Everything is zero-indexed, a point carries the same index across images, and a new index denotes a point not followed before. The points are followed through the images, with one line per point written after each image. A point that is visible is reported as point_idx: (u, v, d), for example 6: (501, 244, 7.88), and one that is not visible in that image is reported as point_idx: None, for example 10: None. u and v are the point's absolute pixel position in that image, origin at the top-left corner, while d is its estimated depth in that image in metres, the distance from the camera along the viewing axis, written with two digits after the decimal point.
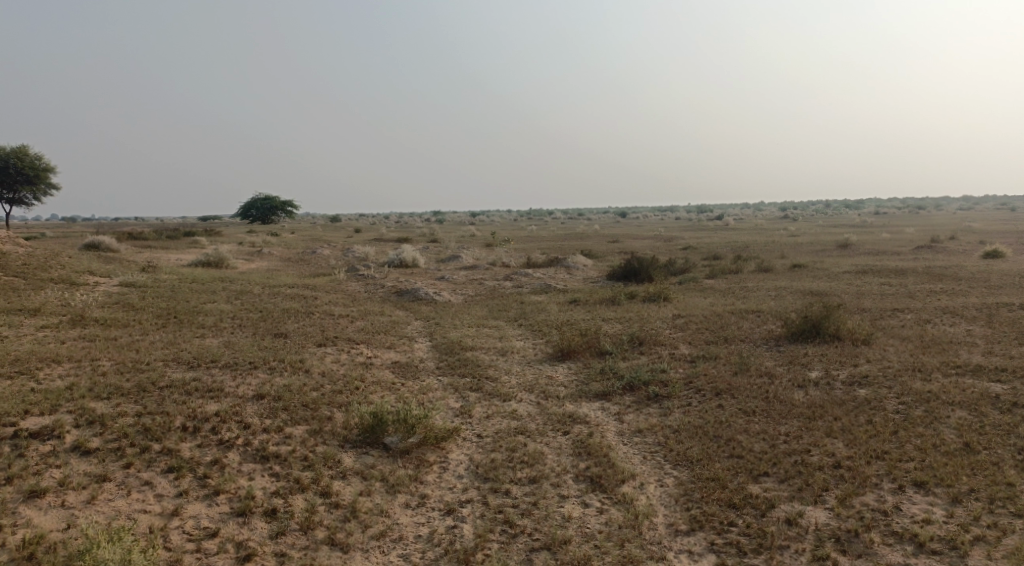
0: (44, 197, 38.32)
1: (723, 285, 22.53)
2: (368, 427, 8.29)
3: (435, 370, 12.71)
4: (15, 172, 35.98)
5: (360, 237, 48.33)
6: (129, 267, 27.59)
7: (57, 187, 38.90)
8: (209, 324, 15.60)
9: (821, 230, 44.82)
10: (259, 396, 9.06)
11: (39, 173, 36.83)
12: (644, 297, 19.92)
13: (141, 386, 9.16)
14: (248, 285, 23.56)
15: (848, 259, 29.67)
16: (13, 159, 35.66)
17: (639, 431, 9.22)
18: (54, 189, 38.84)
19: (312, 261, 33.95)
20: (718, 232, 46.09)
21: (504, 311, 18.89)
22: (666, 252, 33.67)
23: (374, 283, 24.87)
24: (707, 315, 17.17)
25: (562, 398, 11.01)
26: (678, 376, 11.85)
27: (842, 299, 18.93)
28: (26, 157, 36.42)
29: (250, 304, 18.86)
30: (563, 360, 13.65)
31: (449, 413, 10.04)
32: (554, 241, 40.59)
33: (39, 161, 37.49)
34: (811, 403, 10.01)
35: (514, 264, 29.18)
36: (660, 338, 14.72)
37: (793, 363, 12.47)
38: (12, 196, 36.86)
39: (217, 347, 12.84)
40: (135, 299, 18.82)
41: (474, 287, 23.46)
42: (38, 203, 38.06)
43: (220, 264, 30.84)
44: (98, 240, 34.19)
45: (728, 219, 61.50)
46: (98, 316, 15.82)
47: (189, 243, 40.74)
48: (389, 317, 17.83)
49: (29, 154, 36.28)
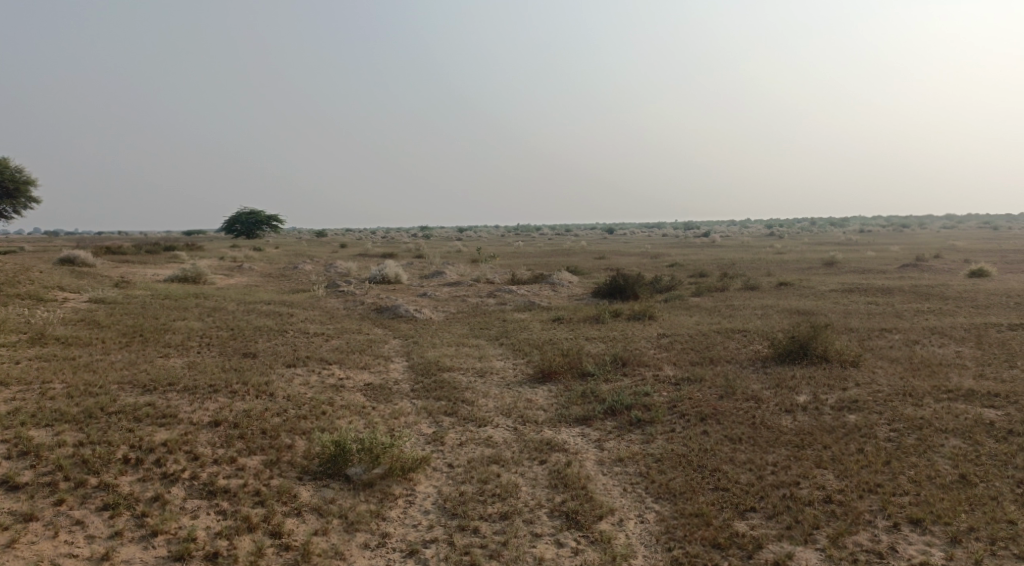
0: (24, 211, 37.57)
1: (709, 304, 22.16)
2: (330, 456, 7.75)
3: (410, 392, 12.18)
4: None
5: (344, 252, 47.82)
6: (104, 282, 26.92)
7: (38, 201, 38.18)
8: (177, 343, 15.00)
9: (806, 248, 44.74)
10: (216, 422, 8.51)
11: (19, 186, 36.05)
12: (628, 315, 19.49)
13: (89, 411, 8.59)
14: (224, 301, 22.94)
15: (834, 278, 29.42)
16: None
17: (619, 459, 8.73)
18: (36, 203, 38.11)
19: (294, 276, 33.34)
20: (705, 249, 45.90)
21: (485, 329, 18.39)
22: (651, 269, 33.33)
23: (354, 300, 24.31)
24: (692, 335, 16.75)
25: (540, 423, 10.51)
26: (662, 399, 11.38)
27: (829, 319, 18.59)
28: (6, 170, 35.72)
29: (223, 321, 18.24)
30: (543, 381, 13.16)
31: (420, 440, 9.52)
32: (541, 258, 40.22)
33: (20, 174, 36.78)
34: (799, 430, 9.56)
35: (498, 280, 28.71)
36: (644, 358, 14.26)
37: (780, 386, 12.05)
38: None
39: (180, 368, 12.25)
40: (104, 316, 18.18)
41: (455, 304, 22.96)
42: (18, 216, 37.24)
43: (199, 279, 30.18)
44: (74, 255, 33.45)
45: (713, 237, 61.44)
46: (61, 334, 15.16)
47: (169, 258, 39.99)
48: (366, 336, 17.30)
49: (10, 166, 35.54)
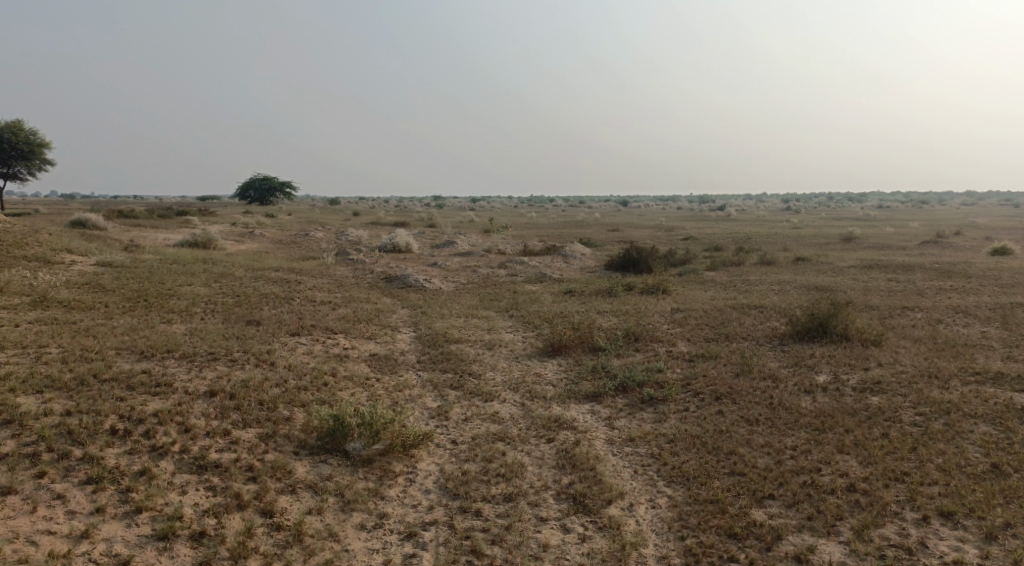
0: (40, 173, 37.33)
1: (724, 279, 21.65)
2: (328, 431, 7.43)
3: (416, 364, 11.85)
4: (9, 147, 34.95)
5: (356, 220, 47.49)
6: (113, 246, 26.72)
7: (53, 163, 37.93)
8: (180, 309, 14.72)
9: (823, 223, 43.92)
10: (211, 392, 8.21)
11: (33, 148, 35.80)
12: (642, 289, 19.04)
13: (81, 378, 8.30)
14: (232, 267, 22.63)
15: (852, 253, 28.76)
16: (8, 133, 34.68)
17: (630, 440, 8.37)
18: (50, 165, 37.88)
19: (304, 243, 33.04)
20: (721, 222, 45.17)
21: (496, 300, 18.02)
22: (665, 243, 32.77)
23: (363, 268, 23.97)
24: (707, 310, 16.31)
25: (549, 399, 10.15)
26: (676, 377, 10.98)
27: (848, 296, 18.07)
28: (21, 132, 35.45)
29: (229, 287, 17.95)
30: (553, 355, 12.78)
31: (424, 415, 9.19)
32: (554, 229, 39.73)
33: (34, 136, 36.49)
34: (820, 412, 9.14)
35: (510, 251, 28.26)
36: (657, 334, 13.84)
37: (798, 365, 11.61)
38: (7, 171, 35.88)
39: (181, 335, 11.95)
40: (110, 280, 17.93)
41: (466, 274, 22.56)
42: (33, 178, 37.03)
43: (209, 245, 29.91)
44: (85, 217, 33.26)
45: (729, 210, 60.64)
46: (64, 297, 14.90)
47: (181, 223, 39.79)
48: (374, 305, 16.97)
49: (25, 128, 35.29)
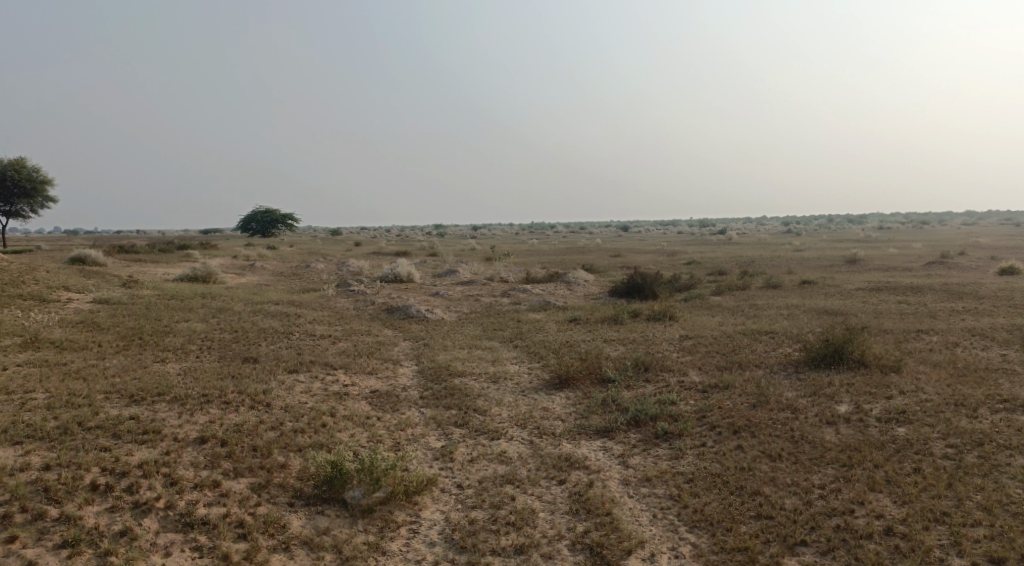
0: (42, 210, 37.17)
1: (731, 303, 21.21)
2: (325, 478, 6.98)
3: (418, 400, 11.38)
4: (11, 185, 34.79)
5: (358, 250, 47.23)
6: (111, 282, 26.37)
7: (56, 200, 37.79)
8: (176, 347, 14.30)
9: (827, 245, 43.52)
10: (202, 439, 7.78)
11: (36, 186, 35.66)
12: (648, 316, 18.59)
13: (64, 426, 7.87)
14: (230, 302, 22.23)
15: (859, 275, 28.32)
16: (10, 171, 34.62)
17: (646, 479, 7.90)
18: (53, 203, 37.76)
19: (305, 275, 32.72)
20: (724, 246, 44.85)
21: (500, 330, 17.60)
22: (669, 267, 32.40)
23: (364, 300, 23.57)
24: (717, 337, 15.85)
25: (558, 435, 9.67)
26: (690, 409, 10.50)
27: (860, 319, 17.61)
28: (23, 169, 35.37)
29: (227, 323, 17.55)
30: (561, 388, 12.30)
31: (427, 456, 8.73)
32: (557, 255, 39.39)
33: (37, 174, 36.41)
34: (845, 445, 8.66)
35: (513, 279, 27.86)
36: (667, 363, 13.37)
37: (817, 394, 11.14)
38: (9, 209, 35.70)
39: (174, 375, 11.52)
40: (105, 318, 17.55)
41: (468, 304, 22.14)
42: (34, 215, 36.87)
43: (208, 279, 29.55)
44: (84, 254, 32.98)
45: (730, 234, 60.49)
46: (56, 337, 14.49)
47: (181, 257, 39.49)
48: (374, 338, 16.52)
49: (27, 165, 35.18)
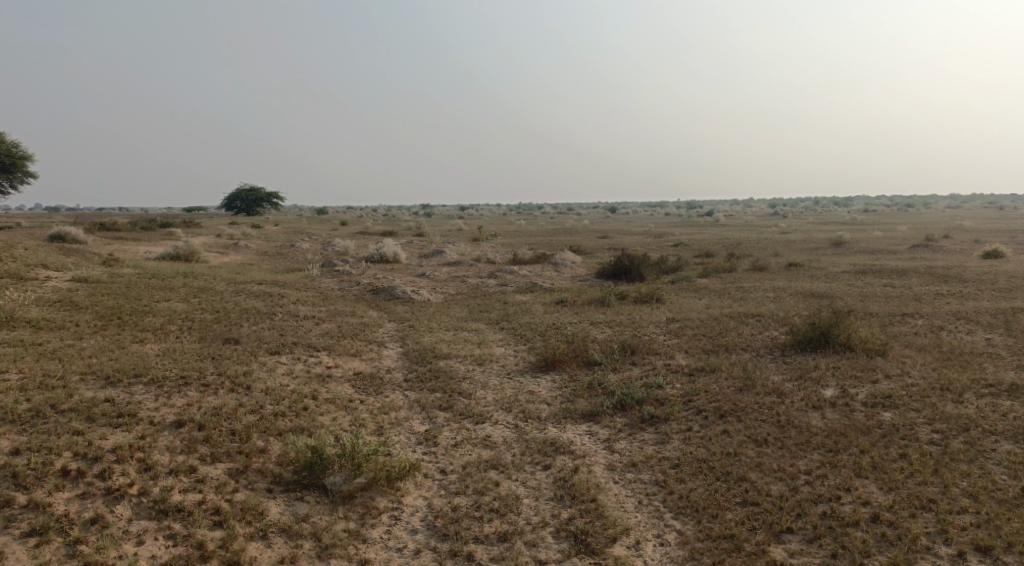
0: (22, 186, 36.49)
1: (718, 286, 21.16)
2: (305, 463, 6.83)
3: (402, 383, 11.22)
4: None
5: (345, 230, 46.80)
6: (92, 260, 25.96)
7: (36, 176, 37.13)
8: (156, 327, 14.05)
9: (813, 228, 43.61)
10: (178, 423, 7.60)
11: (15, 162, 34.99)
12: (635, 298, 18.50)
13: (37, 409, 7.66)
14: (213, 281, 21.93)
15: (845, 258, 28.36)
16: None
17: (632, 465, 7.82)
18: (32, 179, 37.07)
19: (290, 255, 32.38)
20: (711, 228, 44.80)
21: (485, 312, 17.44)
22: (656, 249, 32.32)
23: (349, 280, 23.33)
24: (704, 319, 15.78)
25: (543, 419, 9.56)
26: (676, 393, 10.42)
27: (847, 303, 17.60)
28: (2, 145, 34.67)
29: (209, 303, 17.29)
30: (547, 371, 12.18)
31: (410, 440, 8.59)
32: (544, 236, 39.20)
33: (16, 149, 35.72)
34: (831, 430, 8.62)
35: (500, 260, 27.69)
36: (654, 346, 13.29)
37: (804, 378, 11.09)
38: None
39: (153, 357, 11.29)
40: (84, 297, 17.23)
41: (454, 284, 21.96)
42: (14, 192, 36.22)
43: (191, 258, 29.17)
44: (65, 232, 32.45)
45: (718, 216, 60.55)
46: (33, 317, 14.20)
47: (164, 235, 38.98)
48: (359, 319, 16.33)
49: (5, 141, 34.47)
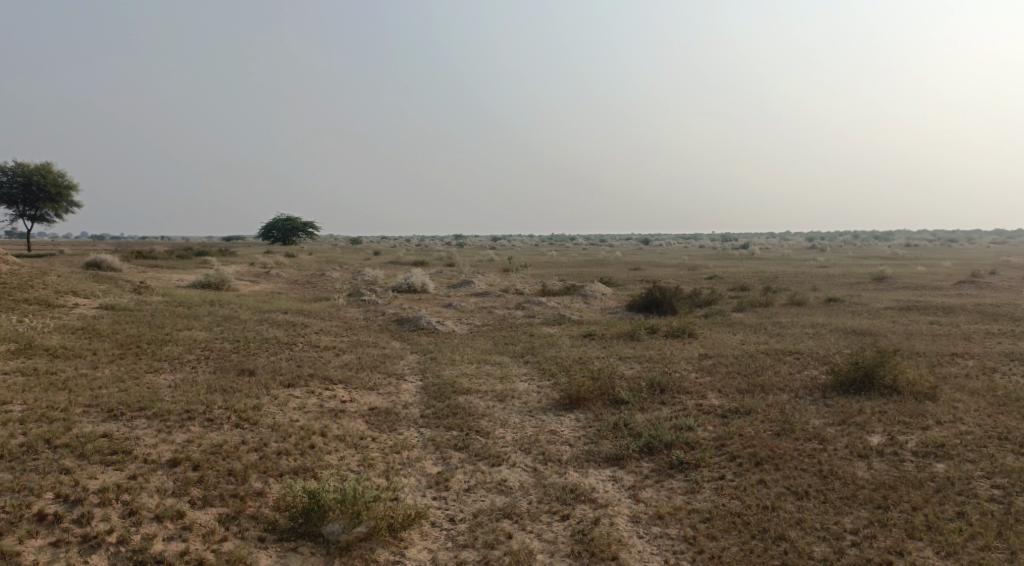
0: (66, 214, 37.12)
1: (754, 320, 20.40)
2: (302, 510, 6.38)
3: (418, 419, 10.71)
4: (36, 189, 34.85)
5: (376, 259, 46.79)
6: (123, 287, 26.05)
7: (80, 205, 37.78)
8: (173, 357, 13.76)
9: (852, 261, 42.41)
10: (174, 462, 7.18)
11: (61, 190, 35.68)
12: (666, 332, 17.82)
13: (29, 443, 7.26)
14: (238, 310, 21.77)
15: (887, 294, 27.30)
16: (36, 176, 34.66)
17: (658, 517, 7.21)
18: (76, 207, 37.76)
19: (319, 284, 32.28)
20: (746, 261, 43.87)
21: (511, 344, 16.91)
22: (689, 282, 31.55)
23: (375, 310, 23.00)
24: (738, 356, 15.06)
25: (564, 463, 8.95)
26: (708, 437, 9.73)
27: (891, 341, 16.73)
28: (48, 174, 35.37)
29: (230, 331, 17.02)
30: (571, 409, 11.56)
31: (420, 484, 8.07)
32: (576, 267, 38.63)
33: (62, 178, 36.49)
34: (878, 482, 7.90)
35: (528, 291, 27.19)
36: (685, 384, 12.60)
37: (846, 423, 10.35)
38: (34, 214, 35.67)
39: (164, 388, 10.92)
40: (107, 324, 17.08)
41: (481, 315, 21.50)
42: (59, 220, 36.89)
43: (222, 285, 29.17)
44: (100, 259, 32.80)
45: (752, 247, 59.53)
46: (52, 344, 14.02)
47: (198, 263, 39.28)
48: (380, 350, 15.91)
49: (52, 170, 35.22)
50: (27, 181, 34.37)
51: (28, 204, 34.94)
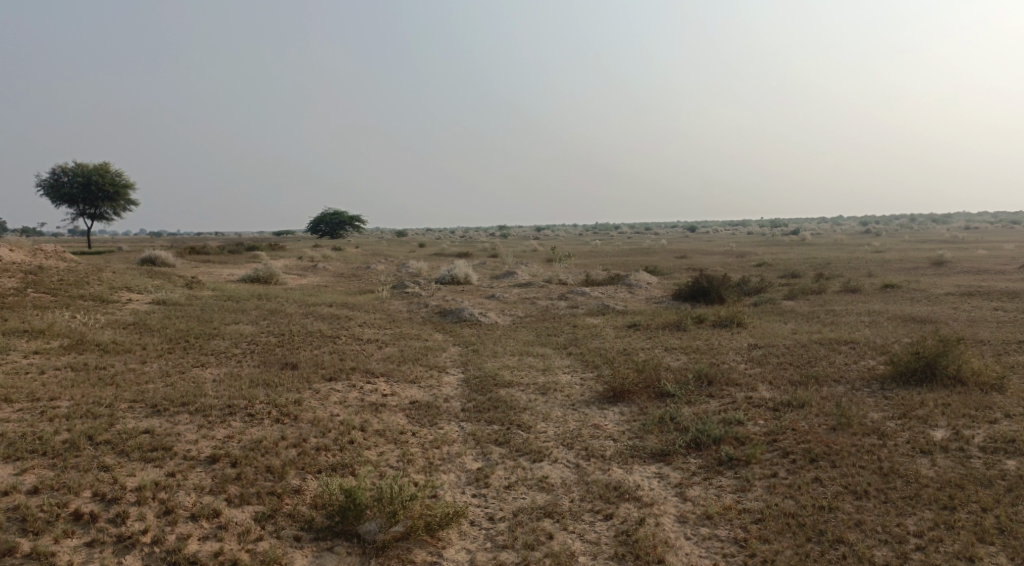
0: (123, 213, 38.16)
1: (806, 308, 19.76)
2: (338, 508, 6.30)
3: (459, 413, 10.55)
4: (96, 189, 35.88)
5: (420, 251, 46.94)
6: (175, 283, 26.58)
7: (136, 203, 38.76)
8: (218, 351, 13.86)
9: (908, 246, 40.87)
10: (213, 459, 7.15)
11: (119, 189, 36.66)
12: (714, 322, 17.35)
13: (72, 440, 7.31)
14: (285, 303, 21.98)
15: (946, 279, 26.21)
16: (94, 176, 35.67)
17: (706, 517, 6.93)
18: (133, 206, 38.77)
19: (365, 276, 32.50)
20: (796, 247, 42.75)
21: (554, 335, 16.66)
22: (737, 270, 30.82)
23: (419, 302, 22.99)
24: (790, 346, 14.53)
25: (608, 459, 8.68)
26: (759, 431, 9.33)
27: (952, 329, 15.98)
28: (106, 174, 36.39)
29: (276, 325, 17.14)
30: (615, 403, 11.27)
31: (460, 481, 7.92)
32: (621, 256, 38.15)
33: (120, 177, 37.50)
34: (943, 480, 7.46)
35: (572, 281, 26.90)
36: (734, 376, 12.17)
37: (907, 417, 9.84)
38: (93, 212, 36.72)
39: (208, 383, 10.98)
40: (158, 319, 17.38)
41: (524, 307, 21.28)
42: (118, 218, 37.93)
43: (270, 280, 29.54)
44: (154, 255, 33.60)
45: (802, 233, 58.03)
46: (104, 339, 14.27)
47: (248, 258, 39.98)
48: (423, 342, 15.82)
49: (110, 169, 36.21)
50: (86, 181, 35.40)
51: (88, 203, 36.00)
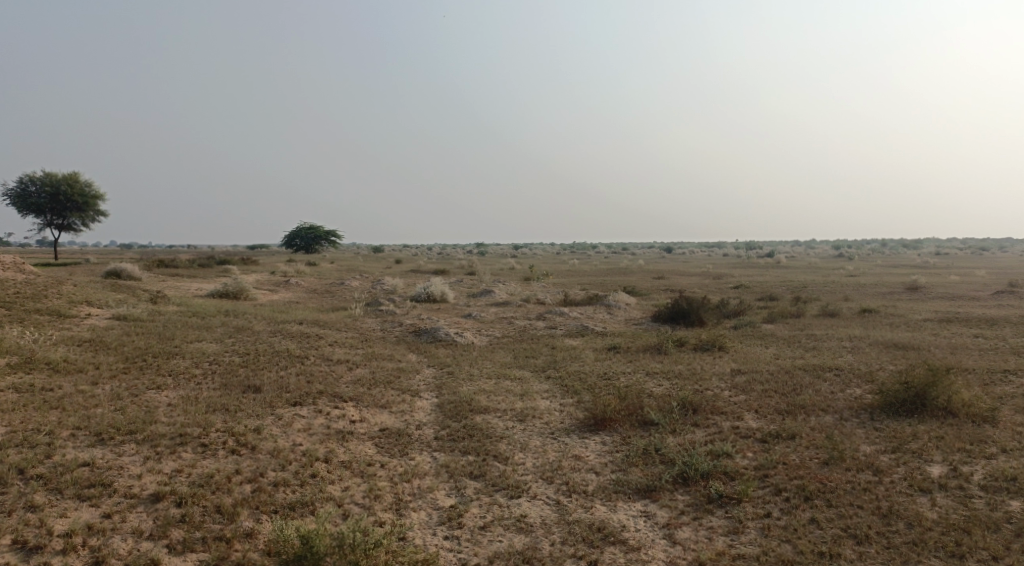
0: (92, 224, 37.04)
1: (786, 333, 19.43)
2: (294, 557, 5.78)
3: (432, 442, 9.91)
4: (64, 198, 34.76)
5: (396, 268, 46.14)
6: (139, 297, 25.59)
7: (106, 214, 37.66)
8: (177, 372, 13.07)
9: (881, 271, 40.89)
10: (156, 497, 6.55)
11: (88, 199, 35.57)
12: (695, 345, 16.91)
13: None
14: (252, 320, 21.17)
15: (923, 304, 26.13)
16: (64, 186, 34.57)
17: None
18: (103, 216, 37.67)
19: (338, 293, 31.73)
20: (773, 269, 42.71)
21: (531, 358, 16.10)
22: (716, 292, 30.51)
23: (392, 320, 22.32)
24: (774, 373, 14.10)
25: (590, 495, 8.11)
26: (749, 465, 8.81)
27: (936, 356, 15.70)
28: (76, 183, 35.31)
29: (242, 343, 16.36)
30: (596, 431, 10.71)
31: (431, 520, 7.32)
32: (599, 276, 37.75)
33: (90, 188, 36.45)
34: (947, 524, 7.02)
35: (550, 301, 26.36)
36: (719, 404, 11.67)
37: (901, 451, 9.40)
38: (62, 223, 35.58)
39: (162, 408, 10.24)
40: (116, 336, 16.51)
41: (501, 327, 20.68)
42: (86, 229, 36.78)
43: (240, 295, 28.65)
44: (120, 268, 32.52)
45: (777, 256, 58.28)
46: (55, 357, 13.42)
47: (219, 272, 38.98)
48: (395, 364, 15.16)
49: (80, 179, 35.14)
50: (55, 191, 34.29)
51: (56, 213, 34.86)
